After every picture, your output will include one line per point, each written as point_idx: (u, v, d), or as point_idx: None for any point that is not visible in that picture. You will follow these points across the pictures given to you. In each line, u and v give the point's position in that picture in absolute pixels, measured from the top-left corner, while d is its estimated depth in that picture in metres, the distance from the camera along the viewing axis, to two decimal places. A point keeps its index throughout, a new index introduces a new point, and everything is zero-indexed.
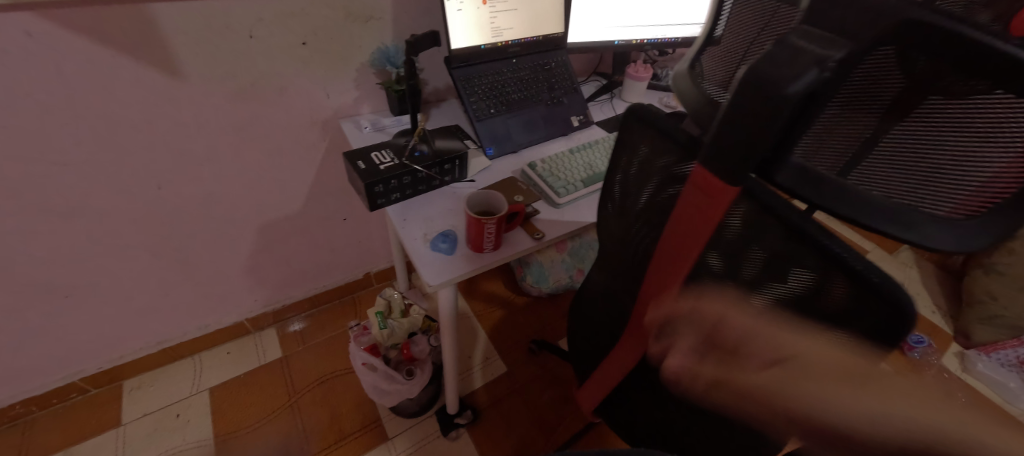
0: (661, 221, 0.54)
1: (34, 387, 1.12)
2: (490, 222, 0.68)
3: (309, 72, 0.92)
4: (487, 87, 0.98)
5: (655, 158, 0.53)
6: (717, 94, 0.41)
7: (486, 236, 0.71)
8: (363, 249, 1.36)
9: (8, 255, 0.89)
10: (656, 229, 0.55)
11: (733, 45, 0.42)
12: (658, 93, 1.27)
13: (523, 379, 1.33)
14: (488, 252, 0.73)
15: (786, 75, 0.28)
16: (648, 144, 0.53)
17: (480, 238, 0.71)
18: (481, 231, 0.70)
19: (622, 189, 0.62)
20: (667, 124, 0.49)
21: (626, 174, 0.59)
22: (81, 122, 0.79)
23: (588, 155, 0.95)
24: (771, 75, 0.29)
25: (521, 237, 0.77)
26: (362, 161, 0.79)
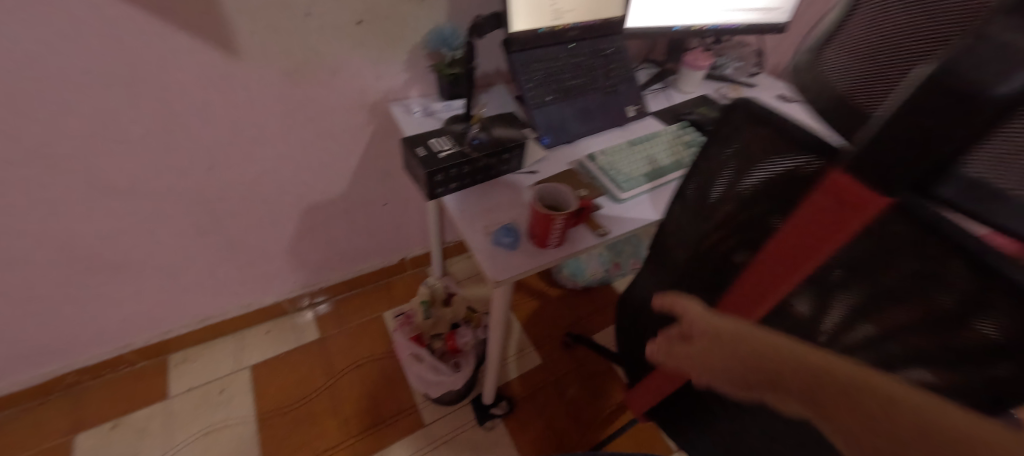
0: (753, 218, 0.51)
1: (86, 358, 1.15)
2: (559, 218, 0.66)
3: (361, 52, 0.89)
4: (544, 73, 0.94)
5: (755, 151, 0.49)
6: (848, 93, 0.37)
7: (552, 232, 0.68)
8: (401, 235, 1.34)
9: (66, 229, 0.90)
10: (743, 226, 0.52)
11: (873, 35, 0.37)
12: (714, 84, 1.21)
13: (560, 372, 1.30)
14: (551, 247, 0.71)
15: (983, 78, 0.23)
16: (756, 139, 0.49)
17: (546, 234, 0.69)
18: (548, 226, 0.68)
19: (704, 181, 0.58)
20: (778, 122, 0.46)
21: (714, 165, 0.56)
22: (138, 98, 0.78)
23: (648, 148, 0.92)
24: (965, 77, 0.24)
25: (584, 232, 0.74)
26: (421, 148, 0.77)
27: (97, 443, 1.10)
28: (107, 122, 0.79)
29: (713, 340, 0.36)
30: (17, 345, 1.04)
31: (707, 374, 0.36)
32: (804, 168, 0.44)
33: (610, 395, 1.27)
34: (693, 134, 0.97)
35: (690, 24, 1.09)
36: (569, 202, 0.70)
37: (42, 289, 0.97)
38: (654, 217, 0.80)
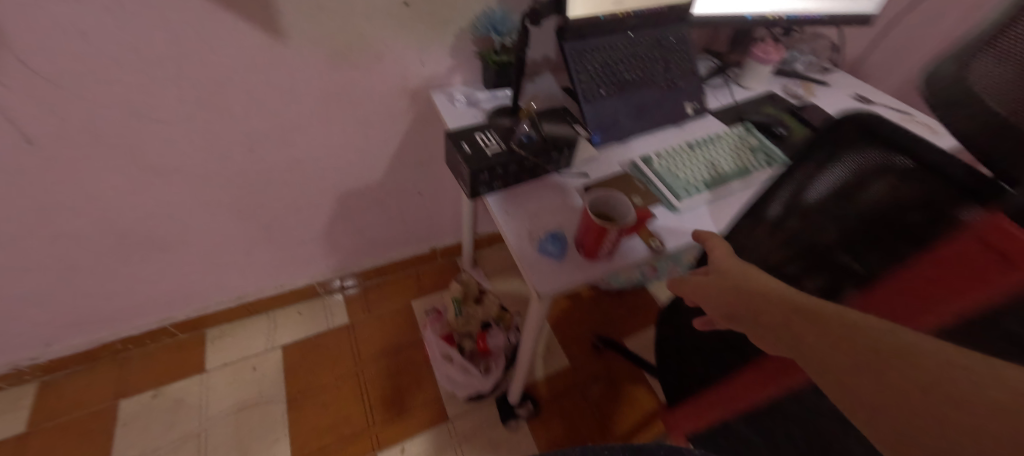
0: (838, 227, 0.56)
1: (130, 327, 1.19)
2: (615, 229, 0.61)
3: (407, 35, 0.84)
4: (598, 64, 0.87)
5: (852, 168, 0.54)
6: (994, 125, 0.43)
7: (604, 243, 0.63)
8: (434, 224, 1.31)
9: (112, 205, 0.90)
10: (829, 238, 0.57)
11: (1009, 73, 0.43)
12: (782, 80, 1.10)
13: (588, 376, 1.26)
14: (602, 258, 0.66)
15: None
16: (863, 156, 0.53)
17: (597, 245, 0.64)
18: (600, 237, 0.63)
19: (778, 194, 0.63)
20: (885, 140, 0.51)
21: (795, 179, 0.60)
22: (182, 78, 0.76)
23: (708, 152, 0.84)
24: None
25: (637, 244, 0.69)
26: (466, 144, 0.73)
27: (139, 410, 1.14)
28: (152, 102, 0.78)
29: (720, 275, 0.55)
30: (66, 313, 1.07)
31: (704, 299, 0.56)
32: (905, 180, 0.50)
33: (640, 403, 1.21)
34: (759, 138, 0.89)
35: (765, 12, 0.99)
36: (625, 212, 0.65)
37: (90, 261, 0.99)
38: (714, 231, 0.73)
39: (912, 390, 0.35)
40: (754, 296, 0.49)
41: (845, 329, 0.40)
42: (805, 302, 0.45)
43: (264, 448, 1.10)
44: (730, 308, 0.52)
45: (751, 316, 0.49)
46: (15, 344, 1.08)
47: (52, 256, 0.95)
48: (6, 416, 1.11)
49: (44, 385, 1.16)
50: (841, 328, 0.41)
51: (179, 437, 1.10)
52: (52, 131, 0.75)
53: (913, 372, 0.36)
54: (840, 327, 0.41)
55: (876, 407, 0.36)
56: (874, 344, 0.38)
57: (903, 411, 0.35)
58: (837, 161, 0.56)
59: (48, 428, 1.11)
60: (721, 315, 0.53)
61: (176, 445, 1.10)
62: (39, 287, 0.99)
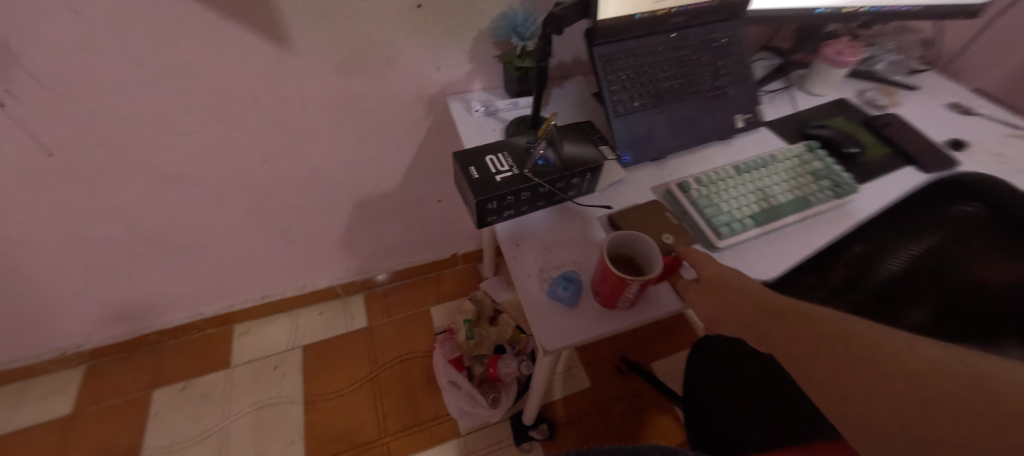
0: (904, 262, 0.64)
1: (163, 320, 1.23)
2: (637, 282, 0.52)
3: (421, 40, 0.77)
4: (633, 71, 0.76)
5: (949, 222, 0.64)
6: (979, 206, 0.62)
7: (624, 295, 0.55)
8: (455, 230, 1.26)
9: (134, 211, 0.91)
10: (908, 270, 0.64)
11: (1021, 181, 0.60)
12: (857, 84, 0.94)
13: (608, 399, 1.18)
14: (621, 308, 0.58)
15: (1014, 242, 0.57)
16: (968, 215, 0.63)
17: (615, 296, 0.55)
18: (620, 288, 0.54)
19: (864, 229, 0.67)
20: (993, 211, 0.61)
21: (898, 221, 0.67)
22: (190, 89, 0.74)
23: (758, 176, 0.72)
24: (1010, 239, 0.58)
25: (664, 291, 0.60)
26: (474, 167, 0.65)
27: (169, 401, 1.19)
28: (162, 113, 0.76)
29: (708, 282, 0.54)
30: (103, 307, 1.12)
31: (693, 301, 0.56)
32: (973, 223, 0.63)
33: (664, 434, 1.13)
34: (822, 159, 0.76)
35: (842, 5, 0.85)
36: (651, 258, 0.56)
37: (119, 261, 1.01)
38: (760, 276, 0.62)
39: (886, 383, 0.38)
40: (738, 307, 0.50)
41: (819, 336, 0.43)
42: (778, 306, 0.47)
43: (281, 450, 1.11)
44: (721, 317, 0.52)
45: (744, 327, 0.50)
46: (60, 333, 1.14)
47: (84, 256, 0.97)
48: (54, 398, 1.18)
49: (88, 371, 1.23)
50: (821, 336, 0.43)
51: (203, 432, 1.14)
52: (68, 142, 0.75)
53: (899, 377, 0.37)
54: (820, 333, 0.43)
55: (855, 398, 0.39)
56: (847, 346, 0.41)
57: (892, 405, 0.37)
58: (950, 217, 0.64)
59: (90, 412, 1.17)
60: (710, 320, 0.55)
61: (200, 439, 1.13)
62: (75, 284, 1.03)
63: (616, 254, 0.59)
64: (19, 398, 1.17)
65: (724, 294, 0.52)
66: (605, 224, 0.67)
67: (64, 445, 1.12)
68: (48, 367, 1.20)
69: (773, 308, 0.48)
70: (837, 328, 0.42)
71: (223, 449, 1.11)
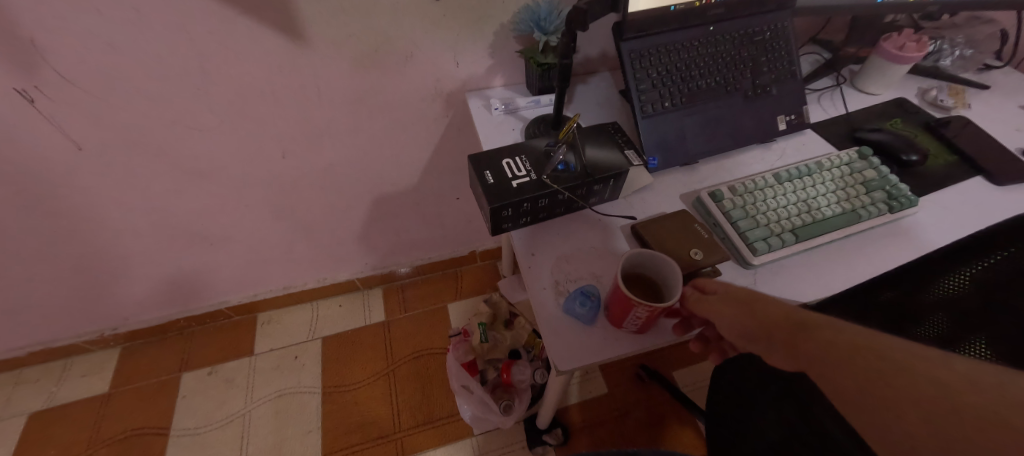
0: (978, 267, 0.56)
1: (192, 307, 1.26)
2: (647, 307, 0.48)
3: (440, 34, 0.74)
4: (666, 68, 0.70)
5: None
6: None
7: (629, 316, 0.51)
8: (475, 227, 1.24)
9: (159, 203, 0.93)
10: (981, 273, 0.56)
11: None
12: (918, 82, 0.85)
13: (626, 407, 1.14)
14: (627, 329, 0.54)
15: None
16: None
17: (622, 316, 0.51)
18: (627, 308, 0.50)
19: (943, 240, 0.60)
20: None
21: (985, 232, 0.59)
22: (209, 86, 0.73)
23: (801, 186, 0.66)
24: None
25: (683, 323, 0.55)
26: (490, 171, 0.62)
27: (196, 385, 1.22)
28: (183, 109, 0.76)
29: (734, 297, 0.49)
30: (136, 294, 1.16)
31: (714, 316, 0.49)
32: None
33: (685, 447, 1.08)
34: (875, 167, 0.68)
35: None
36: (673, 288, 0.51)
37: (150, 251, 1.04)
38: (798, 298, 0.57)
39: (926, 394, 0.32)
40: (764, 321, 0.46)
41: (848, 345, 0.38)
42: (808, 318, 0.42)
43: (298, 439, 1.13)
44: (748, 331, 0.47)
45: (777, 341, 0.44)
46: (98, 316, 1.19)
47: (116, 245, 1.00)
48: (92, 377, 1.24)
49: (124, 352, 1.28)
50: (851, 344, 0.38)
51: (227, 417, 1.17)
52: (96, 136, 0.76)
53: (938, 390, 0.32)
54: (847, 342, 0.38)
55: (890, 408, 0.34)
56: (884, 359, 0.35)
57: (927, 417, 0.32)
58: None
59: (124, 392, 1.22)
60: (736, 335, 0.48)
61: (223, 423, 1.16)
62: (109, 271, 1.06)
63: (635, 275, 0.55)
64: (61, 375, 1.24)
65: (757, 307, 0.47)
66: (627, 234, 0.63)
67: (101, 421, 1.18)
68: (89, 347, 1.26)
69: (806, 320, 0.42)
70: (871, 344, 0.37)
71: (245, 435, 1.14)
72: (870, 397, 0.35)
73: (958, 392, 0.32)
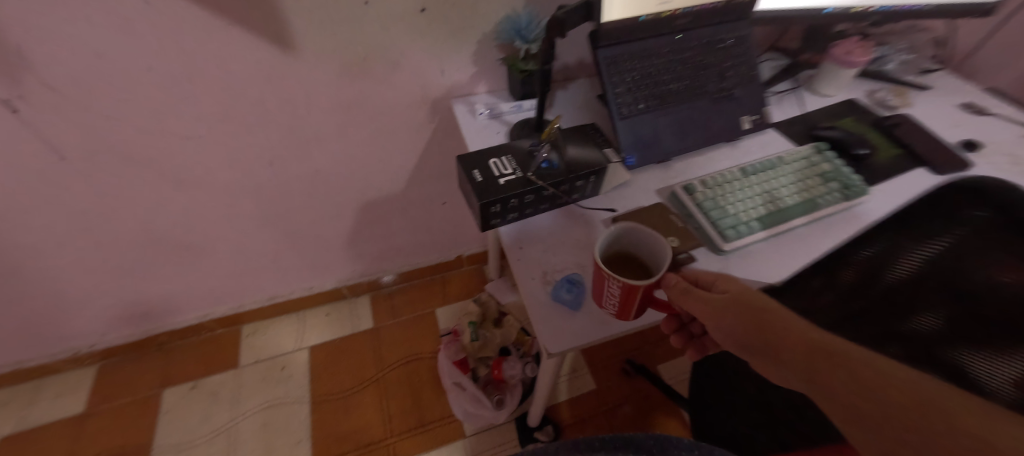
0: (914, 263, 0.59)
1: (174, 321, 1.24)
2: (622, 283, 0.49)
3: (425, 43, 0.77)
4: (638, 73, 0.75)
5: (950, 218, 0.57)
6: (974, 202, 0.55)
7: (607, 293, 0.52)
8: (461, 231, 1.27)
9: (144, 214, 0.92)
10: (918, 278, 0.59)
11: None
12: (867, 84, 0.93)
13: (613, 402, 1.18)
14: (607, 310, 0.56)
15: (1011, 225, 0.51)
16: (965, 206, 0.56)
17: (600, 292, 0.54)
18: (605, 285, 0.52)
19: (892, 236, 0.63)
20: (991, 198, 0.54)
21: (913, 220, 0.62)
22: (199, 95, 0.75)
23: (766, 179, 0.71)
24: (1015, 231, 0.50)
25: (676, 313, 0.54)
26: (478, 170, 0.65)
27: (179, 400, 1.20)
28: (171, 117, 0.77)
29: (737, 302, 0.48)
30: (115, 308, 1.13)
31: (709, 321, 0.49)
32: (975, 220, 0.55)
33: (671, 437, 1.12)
34: (831, 161, 0.75)
35: (851, 5, 0.84)
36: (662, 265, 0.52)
37: (131, 263, 1.03)
38: (766, 280, 0.61)
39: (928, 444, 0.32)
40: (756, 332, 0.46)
41: (868, 376, 0.37)
42: (825, 339, 0.42)
43: (287, 449, 1.12)
44: (746, 338, 0.47)
45: (781, 356, 0.43)
46: (73, 332, 1.16)
47: (96, 258, 0.99)
48: (67, 397, 1.20)
49: (101, 370, 1.25)
50: (878, 377, 0.37)
51: (213, 431, 1.15)
52: (80, 145, 0.76)
53: (949, 438, 0.32)
54: (869, 372, 0.37)
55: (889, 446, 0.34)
56: (895, 394, 0.35)
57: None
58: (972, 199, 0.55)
59: (102, 411, 1.19)
60: (734, 342, 0.48)
61: (209, 438, 1.14)
62: (88, 285, 1.05)
63: (625, 258, 0.57)
64: (34, 397, 1.20)
65: (762, 314, 0.46)
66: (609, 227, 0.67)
67: (78, 442, 1.14)
68: (63, 366, 1.22)
69: (823, 342, 0.41)
70: (895, 378, 0.36)
71: (232, 448, 1.12)
72: (893, 432, 0.34)
73: (957, 429, 0.32)
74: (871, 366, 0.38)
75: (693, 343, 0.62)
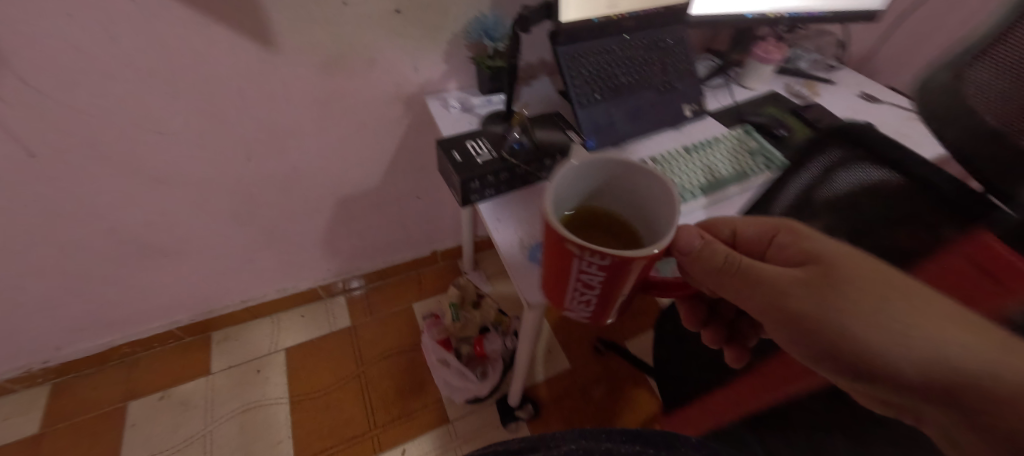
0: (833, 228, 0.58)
1: (138, 331, 1.21)
2: (584, 258, 0.38)
3: (400, 42, 0.84)
4: (594, 67, 0.85)
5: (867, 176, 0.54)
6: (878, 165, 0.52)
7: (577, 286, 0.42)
8: (434, 227, 1.32)
9: (115, 215, 0.92)
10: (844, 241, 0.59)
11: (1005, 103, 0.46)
12: (785, 79, 1.08)
13: (586, 379, 1.27)
14: (577, 313, 0.46)
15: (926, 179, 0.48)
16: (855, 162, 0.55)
17: (563, 273, 0.41)
18: (570, 274, 0.41)
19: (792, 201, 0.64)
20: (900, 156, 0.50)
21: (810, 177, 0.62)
22: (180, 92, 0.77)
23: (706, 155, 0.83)
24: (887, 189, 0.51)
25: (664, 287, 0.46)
26: (457, 152, 0.72)
27: (147, 412, 1.17)
28: (150, 113, 0.79)
29: (813, 277, 0.40)
30: (74, 320, 1.09)
31: (766, 296, 0.41)
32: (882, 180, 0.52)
33: (640, 405, 1.22)
34: (758, 140, 0.88)
35: (766, 10, 0.98)
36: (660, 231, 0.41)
37: (96, 269, 1.01)
38: None
39: None
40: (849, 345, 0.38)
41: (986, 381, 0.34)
42: (942, 331, 0.36)
43: (269, 450, 1.12)
44: (815, 328, 0.40)
45: (872, 348, 0.37)
46: (26, 349, 1.11)
47: (59, 265, 0.96)
48: (19, 419, 1.14)
49: (56, 388, 1.19)
50: (996, 379, 0.34)
51: (187, 439, 1.13)
52: (53, 143, 0.76)
53: None
54: (992, 381, 0.34)
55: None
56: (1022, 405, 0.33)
57: None
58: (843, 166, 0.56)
59: (60, 430, 1.13)
60: (786, 332, 0.41)
61: (183, 446, 1.12)
62: (47, 295, 1.01)
63: (591, 223, 0.47)
64: None
65: (851, 287, 0.39)
66: None
67: None
68: (13, 387, 1.16)
69: (934, 330, 0.36)
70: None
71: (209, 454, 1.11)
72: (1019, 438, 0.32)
73: None
74: (986, 371, 0.34)
75: (733, 345, 0.59)
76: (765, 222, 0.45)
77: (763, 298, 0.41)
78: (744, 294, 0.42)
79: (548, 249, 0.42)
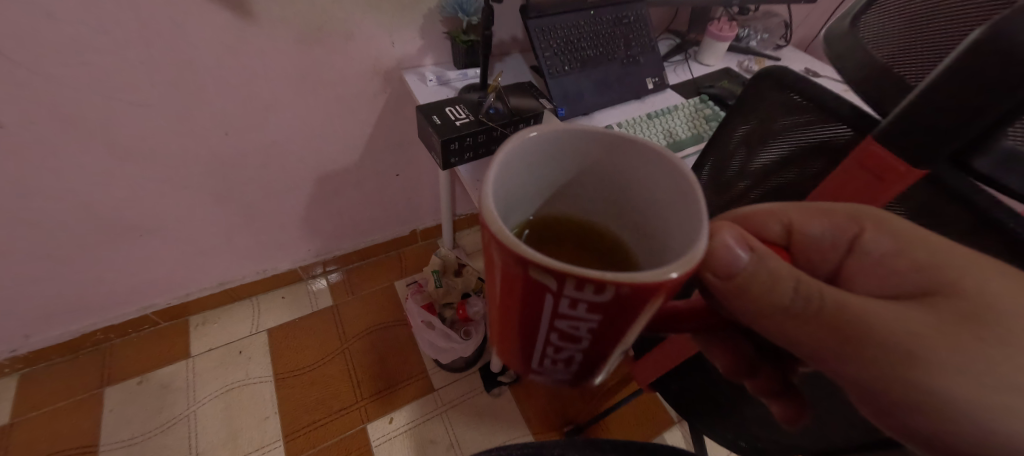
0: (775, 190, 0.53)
1: (111, 316, 1.19)
2: (565, 296, 0.22)
3: (376, 16, 0.87)
4: (562, 40, 0.91)
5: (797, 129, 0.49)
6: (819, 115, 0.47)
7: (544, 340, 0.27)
8: (412, 205, 1.36)
9: (89, 192, 0.91)
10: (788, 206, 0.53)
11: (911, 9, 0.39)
12: (737, 57, 1.17)
13: None
14: (547, 370, 0.30)
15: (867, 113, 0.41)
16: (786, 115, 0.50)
17: (522, 315, 0.25)
18: (538, 320, 0.25)
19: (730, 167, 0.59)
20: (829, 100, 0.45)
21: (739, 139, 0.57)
22: (158, 62, 0.78)
23: (667, 120, 0.90)
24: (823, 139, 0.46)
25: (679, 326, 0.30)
26: (436, 116, 0.77)
27: (125, 397, 1.15)
28: (125, 84, 0.79)
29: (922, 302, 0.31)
30: (45, 304, 1.07)
31: (867, 327, 0.30)
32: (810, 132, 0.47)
33: None
34: (713, 108, 0.96)
35: None
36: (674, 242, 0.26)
37: (68, 249, 1.00)
38: None
39: None
40: (902, 339, 0.30)
41: None
42: None
43: (255, 426, 1.13)
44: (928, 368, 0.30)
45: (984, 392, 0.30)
46: None
47: (29, 245, 0.95)
48: None
49: (25, 377, 1.16)
50: None
51: (169, 420, 1.13)
52: (25, 114, 0.76)
53: None
54: None
55: None
56: None
57: None
58: (757, 140, 0.54)
59: (31, 418, 1.11)
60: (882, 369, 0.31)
61: (165, 428, 1.12)
62: (16, 277, 0.99)
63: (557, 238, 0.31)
64: None
65: (965, 322, 0.30)
66: None
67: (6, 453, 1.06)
68: None
69: None
70: None
71: (193, 433, 1.11)
72: None
73: None
74: None
75: (784, 399, 0.39)
76: (842, 215, 0.35)
77: (859, 333, 0.30)
78: (832, 325, 0.31)
79: (493, 280, 0.25)
